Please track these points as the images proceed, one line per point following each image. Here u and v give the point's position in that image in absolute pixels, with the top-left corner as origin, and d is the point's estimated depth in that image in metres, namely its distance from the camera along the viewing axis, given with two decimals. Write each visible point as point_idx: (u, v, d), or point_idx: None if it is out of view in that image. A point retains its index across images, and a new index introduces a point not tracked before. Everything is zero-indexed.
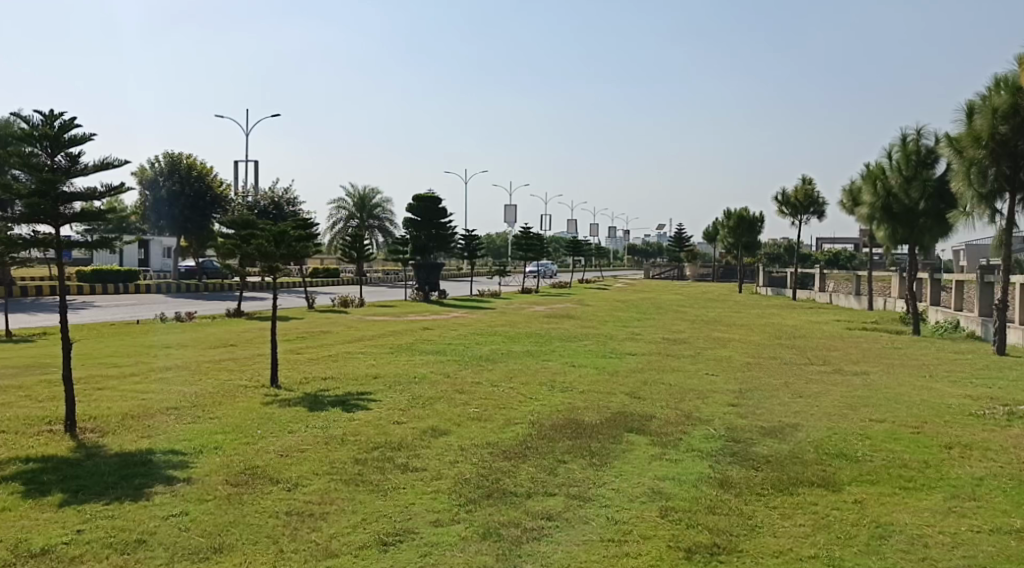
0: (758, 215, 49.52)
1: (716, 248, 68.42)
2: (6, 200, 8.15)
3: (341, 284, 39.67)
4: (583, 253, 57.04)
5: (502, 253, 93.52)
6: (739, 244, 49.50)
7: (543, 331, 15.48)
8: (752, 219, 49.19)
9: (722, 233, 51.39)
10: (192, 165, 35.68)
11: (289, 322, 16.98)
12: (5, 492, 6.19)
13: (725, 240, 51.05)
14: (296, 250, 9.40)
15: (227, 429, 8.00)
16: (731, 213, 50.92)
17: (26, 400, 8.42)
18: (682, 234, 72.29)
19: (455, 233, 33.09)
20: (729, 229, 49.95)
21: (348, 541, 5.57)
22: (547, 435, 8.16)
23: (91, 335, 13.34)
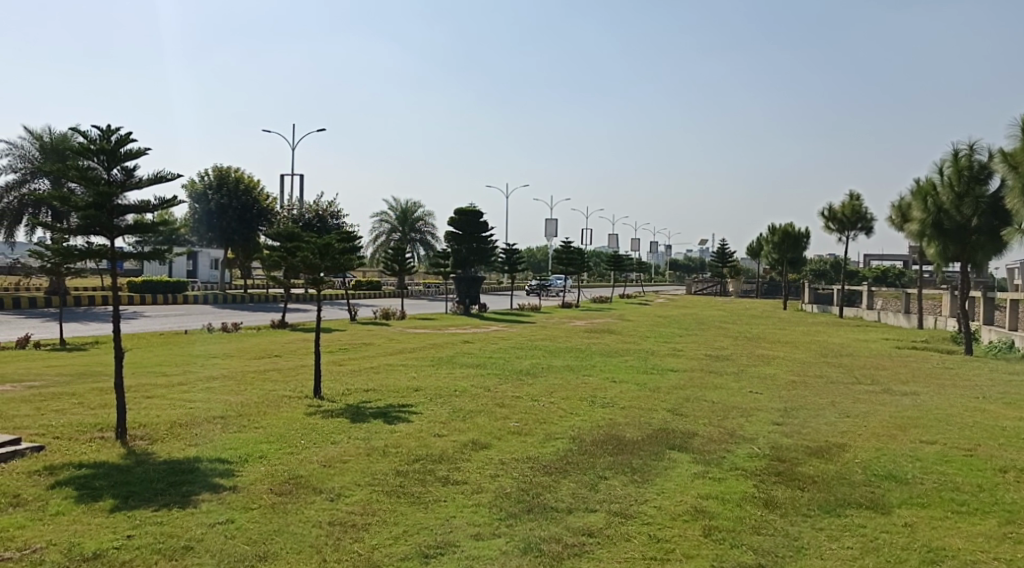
0: (804, 231, 48.74)
1: (760, 264, 67.60)
2: (64, 212, 8.42)
3: (381, 297, 40.03)
4: (624, 268, 56.77)
5: (542, 266, 93.63)
6: (785, 260, 48.81)
7: (584, 346, 15.44)
8: (797, 235, 48.45)
9: (767, 249, 50.76)
10: (239, 179, 36.41)
11: (332, 333, 17.21)
12: (59, 496, 6.34)
13: (770, 255, 50.40)
14: (340, 262, 9.52)
15: (272, 439, 8.11)
16: (776, 228, 50.23)
17: (79, 407, 8.64)
18: (725, 249, 71.56)
19: (496, 248, 33.23)
20: (773, 244, 49.32)
21: (390, 552, 5.60)
22: (588, 451, 8.12)
23: (142, 344, 13.66)
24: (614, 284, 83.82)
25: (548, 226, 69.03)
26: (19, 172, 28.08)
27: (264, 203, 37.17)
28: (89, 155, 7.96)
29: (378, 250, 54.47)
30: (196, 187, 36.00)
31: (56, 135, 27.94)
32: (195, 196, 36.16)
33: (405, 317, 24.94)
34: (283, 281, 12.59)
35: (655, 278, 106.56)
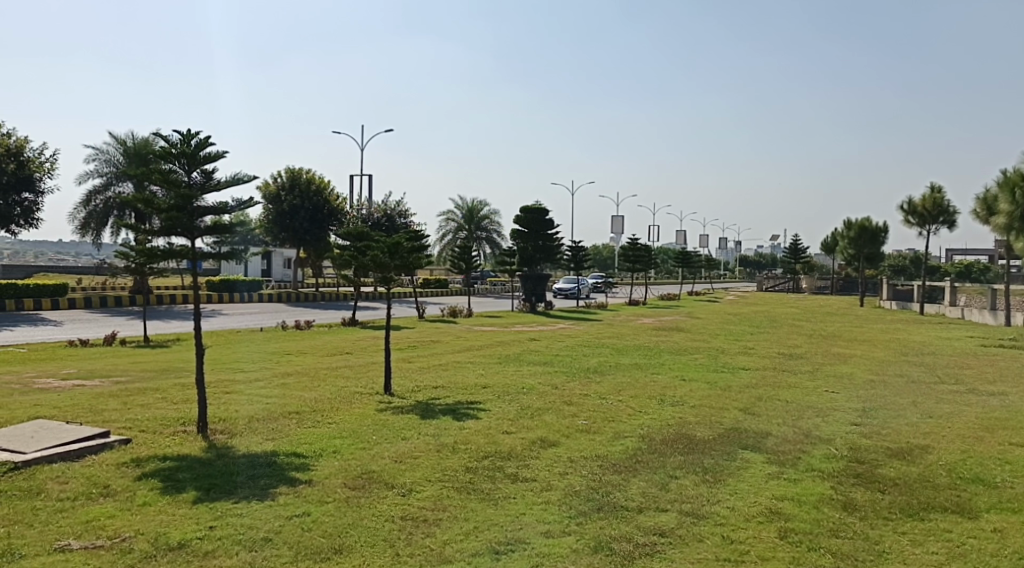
0: (882, 225, 47.17)
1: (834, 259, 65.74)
2: (146, 214, 8.76)
3: (445, 295, 40.42)
4: (691, 265, 56.01)
5: (608, 264, 93.32)
6: (861, 255, 47.38)
7: (652, 343, 15.29)
8: (875, 229, 46.92)
9: (843, 244, 49.36)
10: (311, 179, 37.28)
11: (401, 331, 17.46)
12: (145, 487, 6.59)
13: (846, 250, 48.98)
14: (409, 262, 9.64)
15: (344, 434, 8.27)
16: (852, 223, 48.77)
17: (163, 402, 8.98)
18: (797, 245, 69.90)
19: (561, 245, 33.22)
20: (849, 239, 47.93)
21: (461, 548, 5.64)
22: (658, 450, 8.04)
23: (220, 342, 14.09)
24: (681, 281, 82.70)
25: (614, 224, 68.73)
26: (105, 175, 29.34)
27: (334, 203, 37.97)
28: (171, 159, 8.26)
29: (444, 248, 55.02)
30: (270, 189, 36.91)
31: (138, 140, 29.08)
32: (269, 198, 37.04)
33: (472, 314, 25.14)
34: (353, 280, 12.83)
35: (724, 275, 104.67)
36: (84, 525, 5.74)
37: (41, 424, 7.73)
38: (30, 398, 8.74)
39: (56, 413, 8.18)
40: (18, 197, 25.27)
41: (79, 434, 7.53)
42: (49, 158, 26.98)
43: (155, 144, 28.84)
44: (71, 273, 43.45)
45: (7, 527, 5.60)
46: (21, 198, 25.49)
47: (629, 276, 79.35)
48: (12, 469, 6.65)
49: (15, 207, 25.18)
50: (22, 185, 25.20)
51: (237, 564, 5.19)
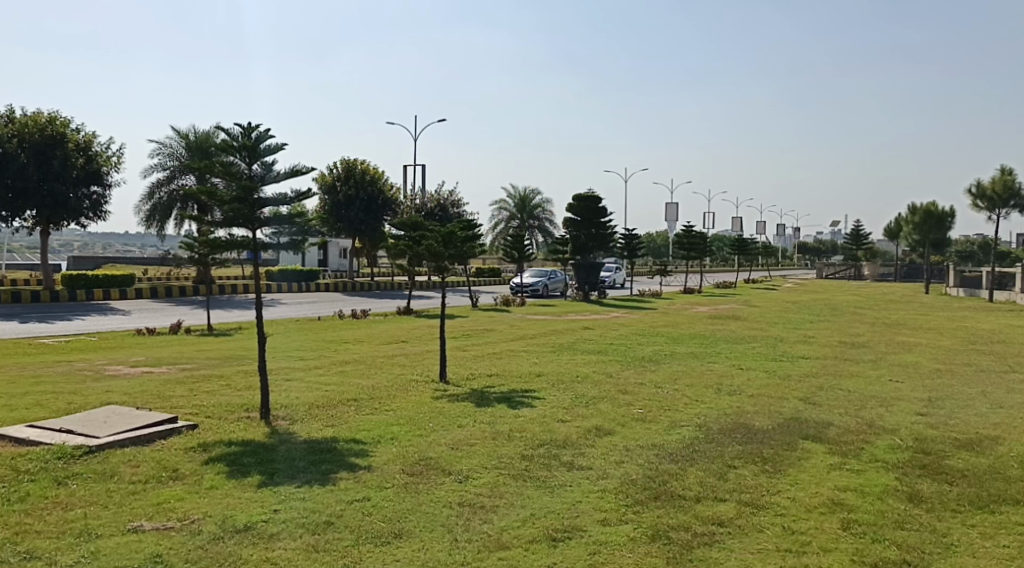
0: (948, 210, 45.75)
1: (898, 245, 63.84)
2: (209, 206, 9.00)
3: (495, 284, 40.58)
4: (747, 253, 55.16)
5: (662, 251, 92.59)
6: (927, 241, 46.04)
7: (708, 332, 15.13)
8: (941, 213, 45.51)
9: (908, 229, 48.05)
10: (366, 170, 37.74)
11: (456, 319, 17.61)
12: (211, 471, 6.79)
13: (910, 236, 47.68)
14: (464, 251, 9.72)
15: (401, 422, 8.38)
16: (917, 208, 47.40)
17: (227, 389, 9.23)
18: (858, 231, 68.28)
19: (614, 233, 33.03)
20: (913, 224, 46.59)
21: (519, 534, 5.68)
22: (715, 439, 7.97)
23: (281, 330, 14.40)
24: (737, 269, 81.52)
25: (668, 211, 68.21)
26: (169, 169, 30.17)
27: (388, 193, 38.39)
28: (232, 152, 8.47)
29: (497, 238, 55.24)
30: (326, 180, 37.48)
31: (200, 134, 29.81)
32: (325, 189, 37.60)
33: (526, 303, 25.18)
34: (408, 270, 12.99)
35: (780, 262, 102.71)
36: (156, 507, 5.94)
37: (113, 410, 8.01)
38: (102, 385, 9.08)
39: (126, 398, 8.48)
40: (88, 190, 26.12)
41: (148, 419, 7.79)
42: (116, 152, 27.85)
43: (216, 137, 29.55)
44: (136, 263, 44.91)
45: (83, 508, 5.82)
46: (91, 191, 26.34)
47: (683, 263, 78.55)
48: (87, 453, 6.91)
49: (85, 200, 26.04)
50: (91, 179, 26.04)
51: (300, 547, 5.32)
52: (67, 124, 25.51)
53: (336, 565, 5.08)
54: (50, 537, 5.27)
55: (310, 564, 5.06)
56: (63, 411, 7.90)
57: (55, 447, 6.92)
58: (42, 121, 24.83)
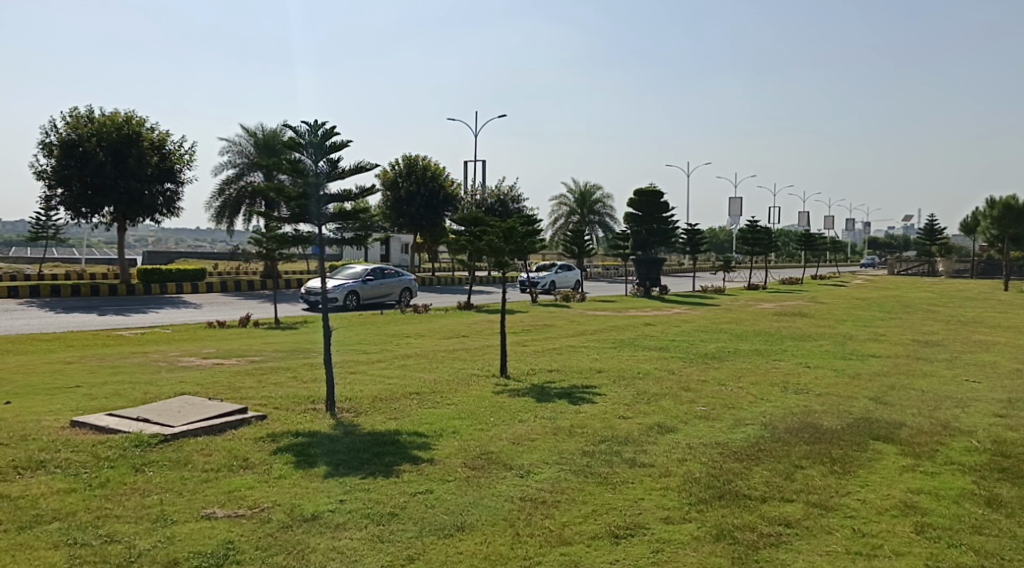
0: None
1: (975, 240, 61.46)
2: (277, 202, 9.23)
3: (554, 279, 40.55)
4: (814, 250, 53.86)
5: (724, 246, 91.17)
6: (1007, 236, 44.26)
7: (774, 329, 14.86)
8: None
9: (987, 224, 46.26)
10: (427, 166, 38.18)
11: (516, 315, 17.66)
12: (280, 461, 6.95)
13: (989, 231, 45.89)
14: (525, 246, 9.74)
15: (463, 415, 8.45)
16: (997, 201, 45.61)
17: (293, 381, 9.45)
18: (931, 226, 66.01)
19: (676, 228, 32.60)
20: (993, 218, 44.84)
21: (581, 530, 5.66)
22: (782, 438, 7.82)
23: (345, 324, 14.68)
24: (800, 265, 79.68)
25: (732, 206, 67.10)
26: (238, 166, 31.00)
27: (449, 188, 38.76)
28: (300, 148, 8.64)
29: (557, 233, 55.18)
30: (387, 176, 37.98)
31: (269, 131, 30.52)
32: (387, 184, 38.12)
33: (586, 299, 25.12)
34: (468, 265, 13.09)
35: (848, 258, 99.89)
36: (227, 495, 6.11)
37: (186, 400, 8.28)
38: (175, 375, 9.39)
39: (198, 389, 8.75)
40: (162, 186, 26.95)
41: (219, 410, 8.03)
42: (189, 150, 28.70)
43: (283, 135, 30.22)
44: (205, 258, 46.26)
45: (159, 495, 6.03)
46: (164, 188, 27.18)
47: (745, 259, 77.09)
48: (163, 441, 7.15)
49: (159, 197, 26.90)
50: (164, 176, 26.88)
51: (365, 537, 5.40)
52: (142, 123, 26.38)
53: (401, 555, 5.14)
54: (129, 522, 5.46)
55: (377, 554, 5.14)
56: (140, 401, 8.19)
57: (133, 435, 7.18)
58: (119, 120, 25.76)
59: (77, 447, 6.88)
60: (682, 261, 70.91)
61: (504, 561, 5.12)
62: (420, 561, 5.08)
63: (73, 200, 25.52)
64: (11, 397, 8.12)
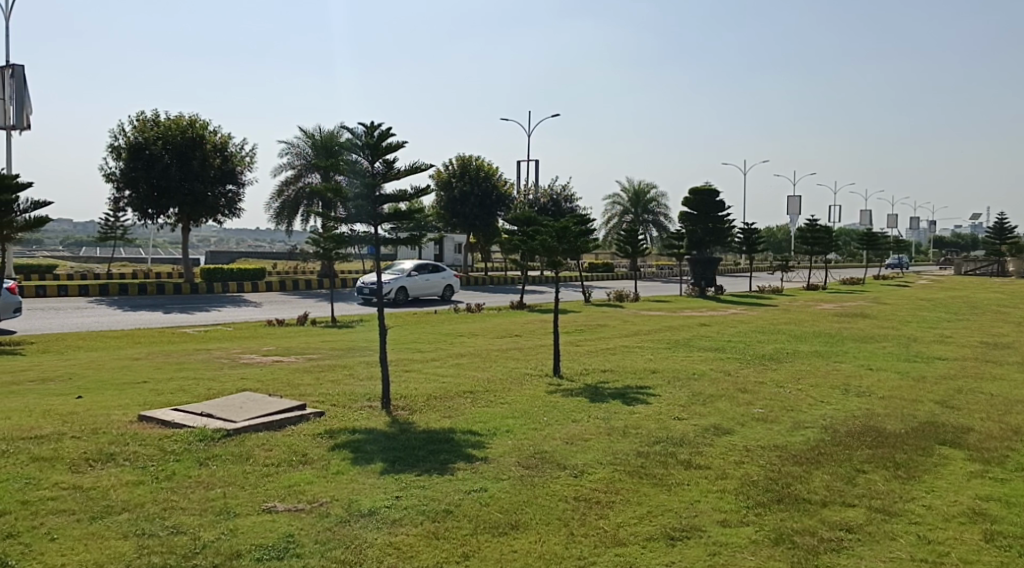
0: None
1: None
2: (334, 203, 9.41)
3: (606, 279, 40.40)
4: (876, 249, 52.41)
5: (783, 246, 89.54)
6: None
7: (834, 330, 14.57)
8: None
9: None
10: (480, 166, 38.36)
11: (570, 315, 17.62)
12: (338, 457, 7.07)
13: None
14: (578, 246, 9.69)
15: (516, 415, 8.47)
16: None
17: (351, 378, 9.63)
18: (1000, 225, 63.61)
19: (732, 227, 32.12)
20: None
21: (635, 532, 5.62)
22: (843, 442, 7.64)
23: (401, 323, 14.87)
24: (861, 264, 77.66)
25: (790, 205, 65.84)
26: (296, 167, 31.66)
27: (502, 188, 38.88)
28: (357, 150, 8.80)
29: (611, 233, 54.91)
30: (441, 177, 38.30)
31: (327, 132, 31.07)
32: (441, 185, 38.48)
33: (639, 299, 24.93)
34: (522, 264, 13.12)
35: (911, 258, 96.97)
36: (287, 489, 6.24)
37: (248, 397, 8.47)
38: (237, 372, 9.64)
39: (259, 386, 8.96)
40: (224, 188, 27.64)
41: (279, 406, 8.21)
42: (249, 152, 29.35)
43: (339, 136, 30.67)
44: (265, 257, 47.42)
45: (222, 488, 6.19)
46: (226, 189, 27.86)
47: (803, 259, 75.55)
48: (225, 436, 7.34)
49: (221, 199, 27.60)
50: (227, 178, 27.52)
51: (421, 533, 5.46)
52: (205, 126, 27.05)
53: (455, 552, 5.18)
54: (194, 514, 5.62)
55: (432, 550, 5.19)
56: (203, 397, 8.41)
57: (197, 430, 7.39)
58: (183, 124, 26.52)
59: (145, 441, 7.11)
60: (739, 259, 69.85)
61: (559, 560, 5.12)
62: (475, 558, 5.11)
63: (139, 202, 26.40)
64: (82, 391, 8.44)
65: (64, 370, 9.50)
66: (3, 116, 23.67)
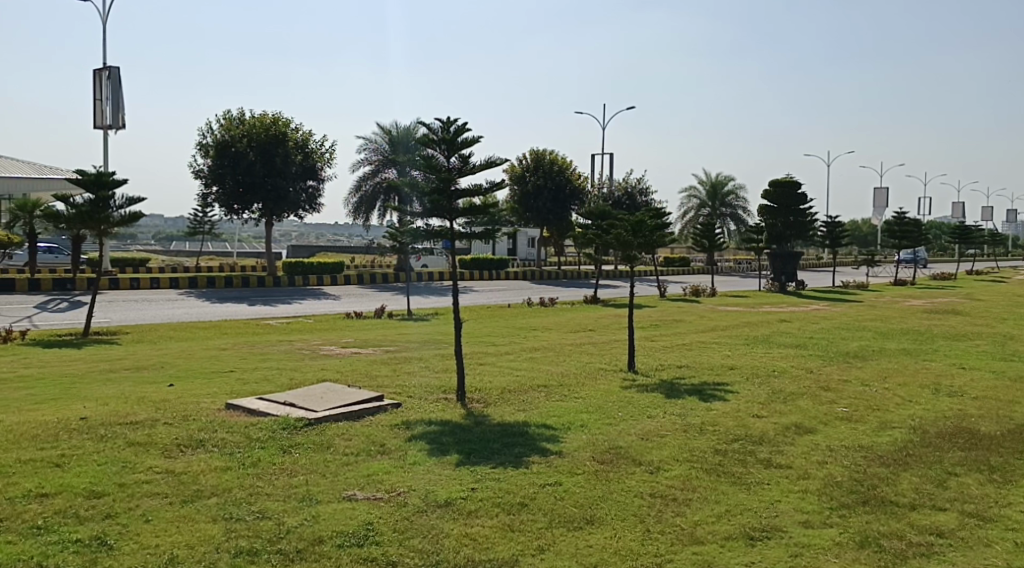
0: None
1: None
2: (411, 197, 9.56)
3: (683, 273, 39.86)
4: (970, 243, 49.91)
5: (869, 240, 86.25)
6: None
7: (924, 327, 14.00)
8: None
9: None
10: (554, 160, 38.33)
11: (645, 309, 17.44)
12: (415, 448, 7.17)
13: None
14: (653, 240, 9.55)
15: (591, 409, 8.44)
16: None
17: (427, 370, 9.80)
18: None
19: (815, 220, 31.14)
20: None
21: (714, 530, 5.53)
22: (933, 444, 7.33)
23: (476, 316, 15.04)
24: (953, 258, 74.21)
25: (877, 197, 63.42)
26: (373, 163, 32.26)
27: (576, 182, 38.72)
28: (432, 145, 8.89)
29: (686, 226, 54.16)
30: (516, 170, 38.32)
31: (404, 128, 31.53)
32: (516, 178, 38.57)
33: (716, 293, 24.50)
34: (597, 259, 13.04)
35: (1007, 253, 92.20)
36: (366, 478, 6.38)
37: (328, 387, 8.69)
38: (318, 362, 9.92)
39: (339, 377, 9.19)
40: (305, 184, 28.41)
41: (358, 397, 8.40)
42: (329, 148, 30.07)
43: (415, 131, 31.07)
44: (346, 251, 48.72)
45: (305, 475, 6.37)
46: (307, 185, 28.65)
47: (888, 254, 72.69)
48: (308, 425, 7.55)
49: (302, 194, 28.37)
50: (308, 174, 28.31)
51: (497, 525, 5.49)
52: (288, 123, 27.86)
53: (531, 545, 5.20)
54: (278, 500, 5.80)
55: (508, 542, 5.22)
56: (287, 386, 8.68)
57: (281, 418, 7.63)
58: (267, 121, 27.26)
59: (232, 428, 7.37)
60: (820, 254, 67.74)
61: (635, 556, 5.06)
62: (550, 552, 5.12)
63: (226, 198, 27.41)
64: (173, 380, 8.81)
65: (156, 359, 9.94)
66: (101, 116, 24.96)
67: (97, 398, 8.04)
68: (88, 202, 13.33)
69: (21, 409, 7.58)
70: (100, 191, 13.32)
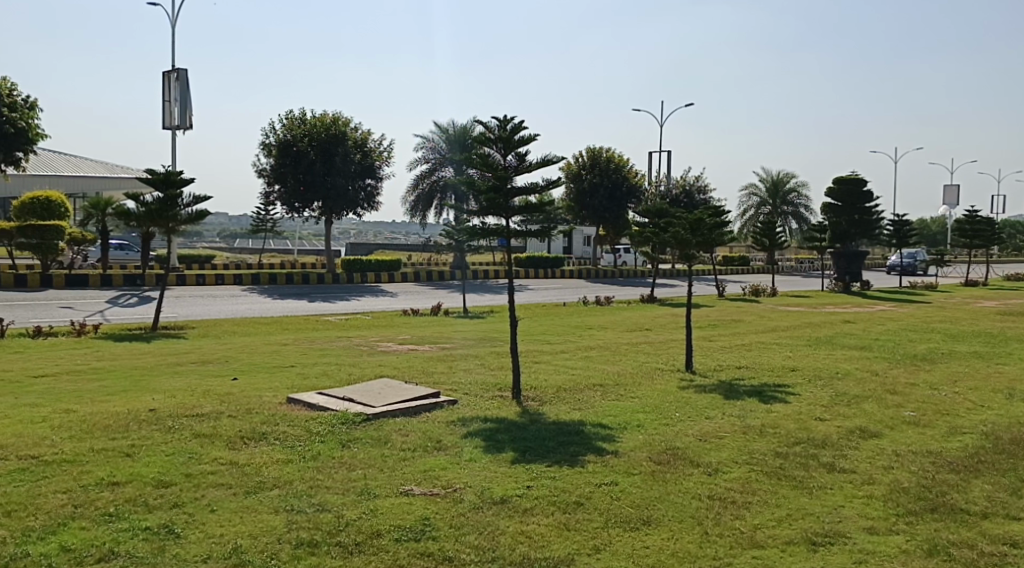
0: None
1: None
2: (469, 195, 9.59)
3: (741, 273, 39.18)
4: None
5: (937, 238, 83.33)
6: None
7: (997, 329, 13.47)
8: None
9: None
10: (610, 157, 38.15)
11: (704, 308, 17.20)
12: (471, 445, 7.21)
13: None
14: (712, 238, 9.40)
15: (648, 409, 8.36)
16: None
17: (483, 368, 9.85)
18: None
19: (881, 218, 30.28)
20: None
21: (775, 534, 5.42)
22: (1007, 450, 7.03)
23: (533, 314, 15.04)
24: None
25: (946, 195, 61.21)
26: (430, 161, 32.56)
27: (632, 179, 38.44)
28: (490, 143, 8.91)
29: (746, 225, 53.17)
30: (572, 168, 38.20)
31: (460, 126, 31.73)
32: (571, 177, 38.44)
33: (777, 293, 24.02)
34: (655, 257, 12.93)
35: None
36: (423, 474, 6.43)
37: (386, 383, 8.80)
38: (376, 358, 10.07)
39: (397, 373, 9.30)
40: (363, 182, 28.83)
41: (415, 393, 8.49)
42: (387, 147, 30.45)
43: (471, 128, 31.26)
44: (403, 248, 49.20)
45: (363, 470, 6.45)
46: (365, 184, 29.06)
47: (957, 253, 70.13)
48: (366, 420, 7.67)
49: (361, 192, 28.79)
50: (366, 173, 28.73)
51: (553, 523, 5.49)
52: (348, 123, 28.36)
53: (587, 544, 5.18)
54: (338, 493, 5.89)
55: (564, 541, 5.21)
56: (345, 381, 8.83)
57: (340, 413, 7.76)
58: (327, 121, 27.76)
59: (293, 422, 7.53)
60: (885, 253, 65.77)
61: (693, 559, 5.00)
62: (607, 552, 5.08)
63: (288, 196, 28.04)
64: (237, 373, 9.05)
65: (221, 353, 10.22)
66: (170, 117, 25.78)
67: (164, 391, 8.30)
68: (157, 200, 13.77)
69: (94, 400, 7.87)
70: (168, 190, 13.74)
